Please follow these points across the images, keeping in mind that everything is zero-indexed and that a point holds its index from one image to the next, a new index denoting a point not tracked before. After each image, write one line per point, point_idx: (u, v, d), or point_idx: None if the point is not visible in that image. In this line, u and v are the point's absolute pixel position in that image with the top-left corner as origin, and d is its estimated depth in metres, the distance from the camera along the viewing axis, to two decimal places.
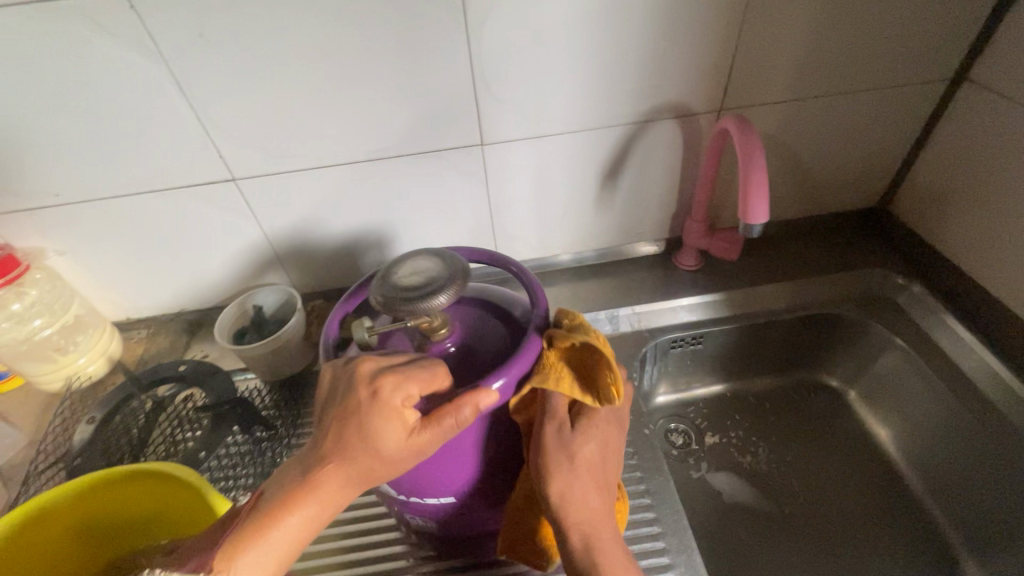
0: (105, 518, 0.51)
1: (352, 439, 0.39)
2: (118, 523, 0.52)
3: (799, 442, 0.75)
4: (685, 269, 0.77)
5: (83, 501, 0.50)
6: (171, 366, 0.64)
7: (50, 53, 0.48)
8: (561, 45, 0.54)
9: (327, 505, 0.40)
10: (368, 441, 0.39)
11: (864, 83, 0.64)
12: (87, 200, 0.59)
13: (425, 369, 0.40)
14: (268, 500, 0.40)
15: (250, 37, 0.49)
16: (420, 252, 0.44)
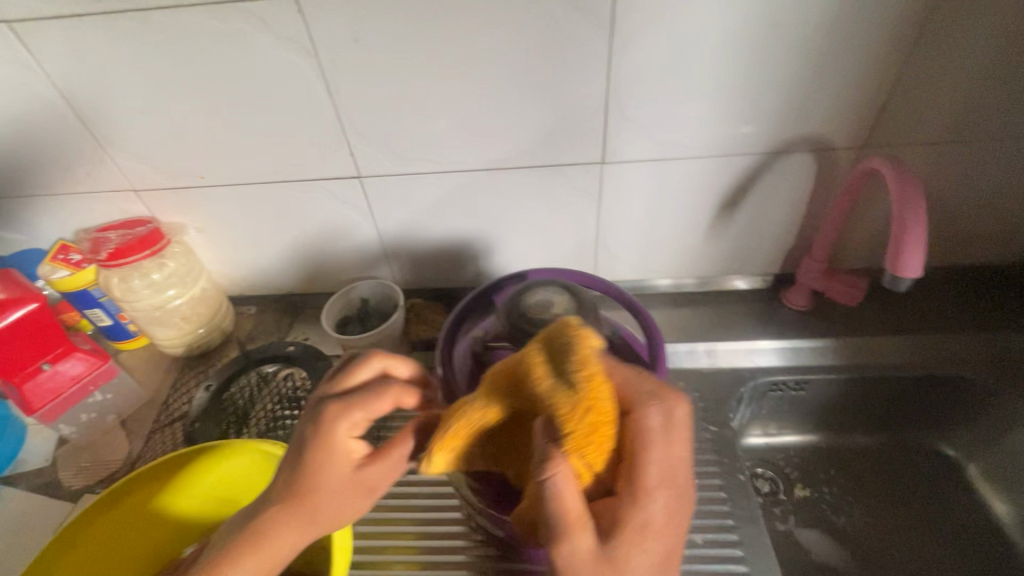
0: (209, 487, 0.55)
1: (296, 485, 0.38)
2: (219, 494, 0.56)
3: (903, 510, 0.68)
4: (793, 308, 0.72)
5: (195, 468, 0.54)
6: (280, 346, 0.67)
7: (221, 49, 0.51)
8: (703, 69, 0.53)
9: (283, 548, 0.39)
10: (319, 482, 0.38)
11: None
12: (226, 185, 0.63)
13: (373, 397, 0.39)
14: (262, 526, 0.38)
15: (401, 45, 0.51)
16: (551, 283, 0.45)
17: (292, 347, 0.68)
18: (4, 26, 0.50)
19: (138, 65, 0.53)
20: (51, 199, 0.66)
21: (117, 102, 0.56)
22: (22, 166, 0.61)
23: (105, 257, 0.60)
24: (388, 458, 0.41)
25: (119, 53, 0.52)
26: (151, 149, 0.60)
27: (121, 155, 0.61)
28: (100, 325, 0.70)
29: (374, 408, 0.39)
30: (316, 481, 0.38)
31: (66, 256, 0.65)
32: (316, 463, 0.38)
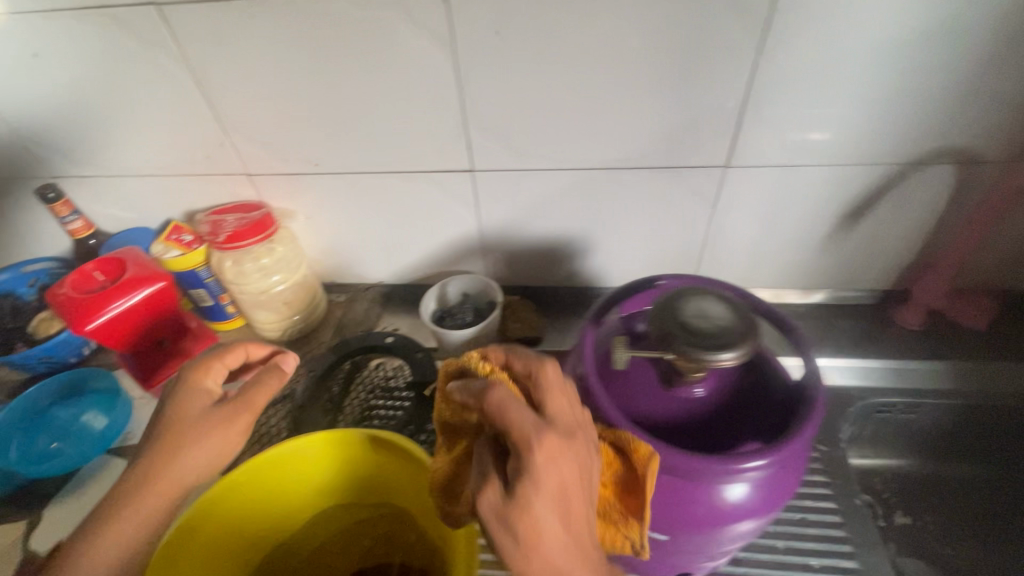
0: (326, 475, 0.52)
1: (160, 445, 0.41)
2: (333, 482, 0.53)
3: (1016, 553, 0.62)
4: (906, 327, 0.69)
5: (315, 456, 0.51)
6: (379, 337, 0.68)
7: (360, 38, 0.51)
8: (853, 74, 0.50)
9: (176, 485, 0.41)
10: (181, 440, 0.41)
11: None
12: (339, 173, 0.64)
13: (225, 348, 0.48)
14: (174, 445, 0.41)
15: (542, 40, 0.50)
16: (707, 288, 0.40)
17: (389, 339, 0.68)
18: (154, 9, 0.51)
19: (274, 51, 0.53)
20: (167, 181, 0.67)
21: (248, 88, 0.56)
22: (149, 146, 0.63)
23: (223, 240, 0.61)
24: (246, 414, 0.44)
25: (259, 40, 0.52)
26: (271, 135, 0.60)
27: (241, 140, 0.61)
28: (201, 305, 0.71)
29: (230, 358, 0.47)
30: (176, 438, 0.41)
31: (178, 237, 0.66)
32: (200, 420, 0.42)
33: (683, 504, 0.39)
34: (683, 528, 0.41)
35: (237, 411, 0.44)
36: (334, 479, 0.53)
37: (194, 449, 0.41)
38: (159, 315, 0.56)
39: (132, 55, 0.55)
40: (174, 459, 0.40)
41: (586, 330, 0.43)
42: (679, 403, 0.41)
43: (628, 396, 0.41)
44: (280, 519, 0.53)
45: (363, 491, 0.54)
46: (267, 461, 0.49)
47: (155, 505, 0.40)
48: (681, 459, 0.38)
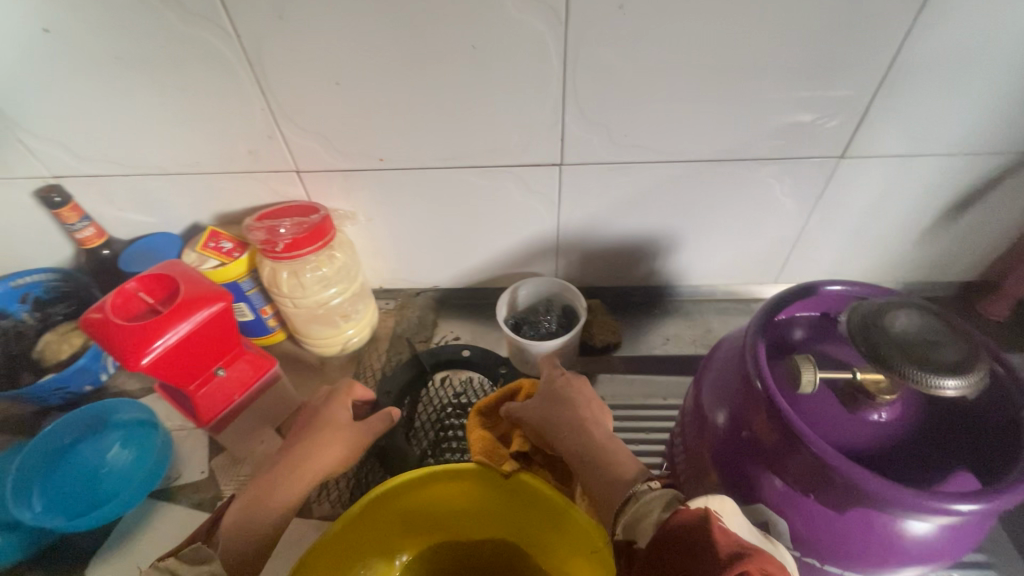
0: (459, 499, 0.49)
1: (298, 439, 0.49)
2: (465, 506, 0.50)
3: None
4: (991, 320, 0.67)
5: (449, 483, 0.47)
6: (456, 350, 0.59)
7: (455, 13, 0.44)
8: (1001, 57, 0.46)
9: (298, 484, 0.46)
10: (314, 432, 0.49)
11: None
12: (407, 169, 0.56)
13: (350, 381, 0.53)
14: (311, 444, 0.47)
15: (669, 17, 0.44)
16: (913, 303, 0.36)
17: (467, 351, 0.59)
18: None
19: (348, 26, 0.45)
20: (198, 179, 0.58)
21: (311, 70, 0.48)
22: (181, 139, 0.54)
23: (280, 249, 0.53)
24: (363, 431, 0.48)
25: (332, 12, 0.44)
26: (332, 125, 0.52)
27: (294, 132, 0.53)
28: (241, 321, 0.63)
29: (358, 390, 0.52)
30: (310, 443, 0.48)
31: (216, 245, 0.57)
32: (329, 428, 0.49)
33: (866, 534, 0.36)
34: (868, 563, 0.37)
35: (355, 431, 0.48)
36: (467, 504, 0.50)
37: (325, 451, 0.47)
38: (218, 335, 0.51)
39: (170, 30, 0.46)
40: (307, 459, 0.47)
41: (756, 342, 0.40)
42: (861, 425, 0.37)
43: (802, 414, 0.38)
44: (396, 538, 0.51)
45: (477, 525, 0.51)
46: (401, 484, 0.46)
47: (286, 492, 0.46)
48: (878, 494, 0.33)
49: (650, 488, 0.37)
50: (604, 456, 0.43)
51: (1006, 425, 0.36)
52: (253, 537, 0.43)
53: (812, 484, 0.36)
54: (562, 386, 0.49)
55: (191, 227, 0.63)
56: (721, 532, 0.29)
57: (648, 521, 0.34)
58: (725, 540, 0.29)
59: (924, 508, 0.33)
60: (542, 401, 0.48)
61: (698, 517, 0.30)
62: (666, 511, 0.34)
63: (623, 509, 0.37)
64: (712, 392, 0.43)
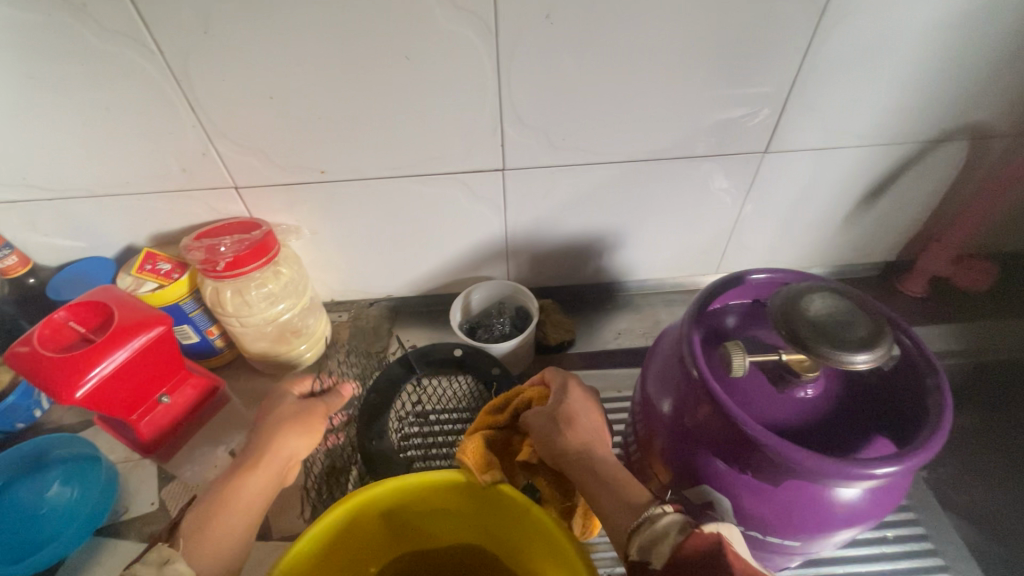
0: (419, 509, 0.49)
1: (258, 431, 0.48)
2: (425, 515, 0.50)
3: None
4: (910, 295, 0.73)
5: (408, 496, 0.47)
6: (445, 349, 0.60)
7: (384, 24, 0.44)
8: (896, 56, 0.50)
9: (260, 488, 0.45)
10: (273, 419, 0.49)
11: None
12: (349, 180, 0.55)
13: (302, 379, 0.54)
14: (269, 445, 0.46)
15: (593, 23, 0.45)
16: (824, 287, 0.39)
17: (456, 351, 0.60)
18: None
19: (277, 39, 0.44)
20: (130, 200, 0.55)
21: (242, 85, 0.47)
22: (107, 159, 0.52)
23: (221, 268, 0.52)
24: (320, 412, 0.50)
25: (260, 26, 0.43)
26: (267, 139, 0.51)
27: (229, 147, 0.52)
28: (185, 343, 0.60)
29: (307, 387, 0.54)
30: (274, 432, 0.47)
31: (153, 267, 0.56)
32: (293, 411, 0.49)
33: (800, 505, 0.39)
34: (805, 532, 0.40)
35: (312, 414, 0.50)
36: (427, 512, 0.50)
37: (294, 436, 0.47)
38: (161, 365, 0.50)
39: (88, 48, 0.44)
40: (277, 446, 0.46)
41: (691, 333, 0.42)
42: (790, 402, 0.40)
43: (735, 397, 0.41)
44: (362, 554, 0.50)
45: (442, 532, 0.52)
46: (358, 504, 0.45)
47: (260, 483, 0.45)
48: (805, 466, 0.35)
49: (665, 512, 0.36)
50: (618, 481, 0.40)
51: (913, 390, 0.39)
52: (225, 535, 0.42)
53: (748, 463, 0.38)
54: (569, 402, 0.46)
55: (126, 250, 0.60)
56: (734, 557, 0.32)
57: (664, 546, 0.34)
58: (739, 563, 0.32)
59: (848, 476, 0.35)
60: (548, 417, 0.45)
61: (713, 542, 0.33)
62: (682, 533, 0.34)
63: (636, 532, 0.36)
64: (656, 381, 0.46)
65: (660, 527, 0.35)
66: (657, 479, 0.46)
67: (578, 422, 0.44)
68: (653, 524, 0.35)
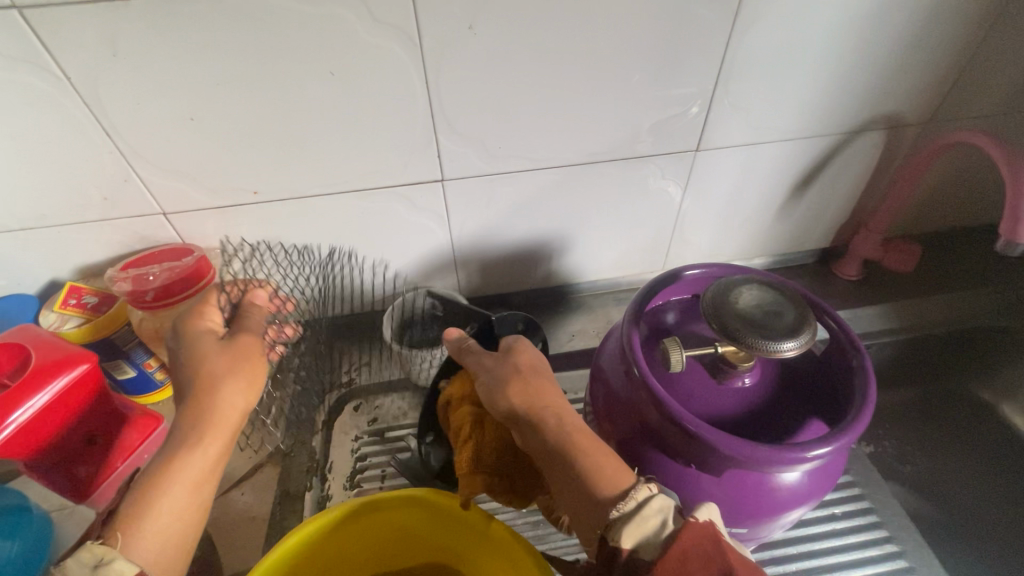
0: (383, 531, 0.49)
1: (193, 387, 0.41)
2: (390, 536, 0.49)
3: (942, 449, 0.73)
4: (845, 278, 0.76)
5: (371, 516, 0.47)
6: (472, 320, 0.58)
7: (303, 39, 0.43)
8: (808, 53, 0.53)
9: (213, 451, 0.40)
10: (212, 372, 0.41)
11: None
12: (283, 198, 0.54)
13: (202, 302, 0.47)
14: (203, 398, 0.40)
15: (515, 32, 0.46)
16: (752, 277, 0.41)
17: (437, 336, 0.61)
18: (15, 14, 0.39)
19: (192, 59, 0.43)
20: (50, 233, 0.53)
21: (162, 107, 0.45)
22: (22, 191, 0.49)
23: (151, 298, 0.51)
24: (248, 345, 0.44)
25: (171, 45, 0.42)
26: (193, 162, 0.49)
27: (151, 171, 0.50)
28: (121, 378, 0.58)
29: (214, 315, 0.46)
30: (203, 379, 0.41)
31: (78, 301, 0.53)
32: (231, 355, 0.43)
33: (749, 492, 0.39)
34: (754, 520, 0.41)
35: (240, 349, 0.43)
36: (391, 535, 0.49)
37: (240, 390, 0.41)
38: (68, 391, 0.45)
39: None
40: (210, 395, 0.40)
41: (630, 331, 0.43)
42: (729, 394, 0.41)
43: (677, 392, 0.41)
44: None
45: (407, 553, 0.52)
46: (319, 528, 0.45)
47: (210, 449, 0.39)
48: (740, 454, 0.37)
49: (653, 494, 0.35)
50: (592, 455, 0.38)
51: (841, 371, 0.41)
52: (169, 513, 0.37)
53: (692, 456, 0.39)
54: (521, 363, 0.44)
55: (51, 284, 0.57)
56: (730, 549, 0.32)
57: (650, 530, 0.34)
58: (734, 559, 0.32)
59: (787, 460, 0.36)
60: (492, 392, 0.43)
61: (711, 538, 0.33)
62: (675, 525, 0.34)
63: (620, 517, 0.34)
64: (602, 383, 0.46)
65: (645, 512, 0.34)
66: None
67: (533, 381, 0.43)
68: (642, 511, 0.34)
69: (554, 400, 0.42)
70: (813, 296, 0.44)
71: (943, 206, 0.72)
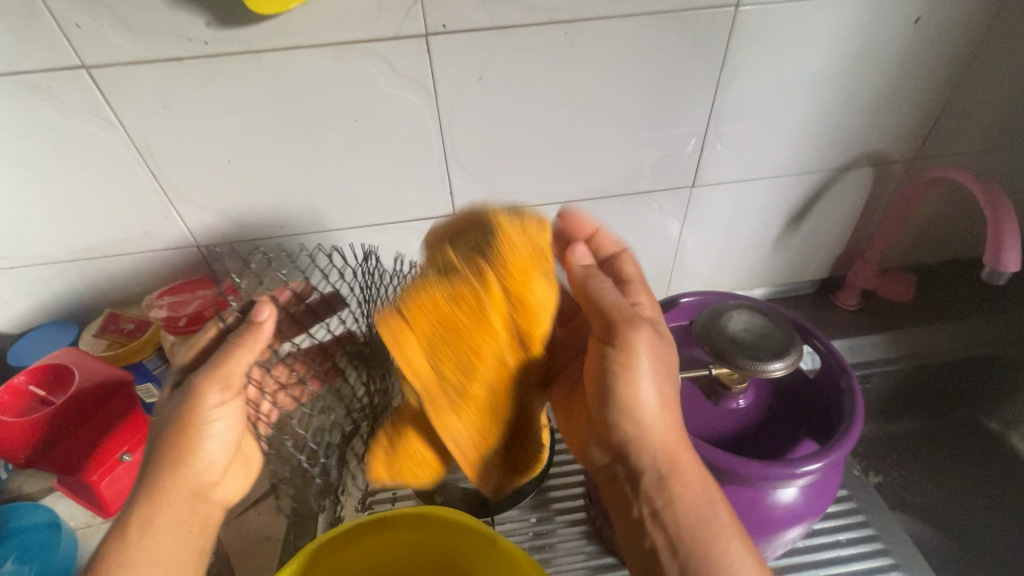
0: (397, 549, 0.50)
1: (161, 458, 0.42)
2: (402, 555, 0.51)
3: (950, 478, 0.74)
4: (844, 308, 0.78)
5: (384, 533, 0.49)
6: None
7: (330, 91, 0.48)
8: (792, 98, 0.57)
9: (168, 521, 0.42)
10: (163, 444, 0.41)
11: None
12: (308, 232, 0.58)
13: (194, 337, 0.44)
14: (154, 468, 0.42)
15: (519, 82, 0.51)
16: (742, 304, 0.43)
17: None
18: (83, 72, 0.44)
19: (232, 109, 0.48)
20: (94, 264, 0.57)
21: (203, 152, 0.51)
22: (73, 225, 0.54)
23: (182, 324, 0.54)
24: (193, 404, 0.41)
25: (214, 96, 0.47)
26: (228, 200, 0.54)
27: (189, 207, 0.54)
28: (149, 402, 0.60)
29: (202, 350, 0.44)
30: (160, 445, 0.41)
31: (116, 327, 0.58)
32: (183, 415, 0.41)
33: (744, 508, 0.41)
34: (754, 537, 0.42)
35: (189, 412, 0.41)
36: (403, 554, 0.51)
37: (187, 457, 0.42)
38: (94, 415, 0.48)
39: (53, 124, 0.47)
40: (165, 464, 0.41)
41: None
42: (725, 415, 0.44)
43: (674, 412, 0.44)
44: None
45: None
46: (334, 541, 0.47)
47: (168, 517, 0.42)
48: (735, 468, 0.39)
49: None
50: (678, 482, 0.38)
51: (829, 391, 0.43)
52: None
53: None
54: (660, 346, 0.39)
55: (90, 312, 0.61)
56: None
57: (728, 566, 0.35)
58: None
59: (780, 473, 0.38)
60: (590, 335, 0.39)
61: None
62: None
63: None
64: None
65: None
66: None
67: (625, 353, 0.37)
68: None
69: (648, 395, 0.38)
70: (802, 321, 0.47)
71: (937, 238, 0.74)
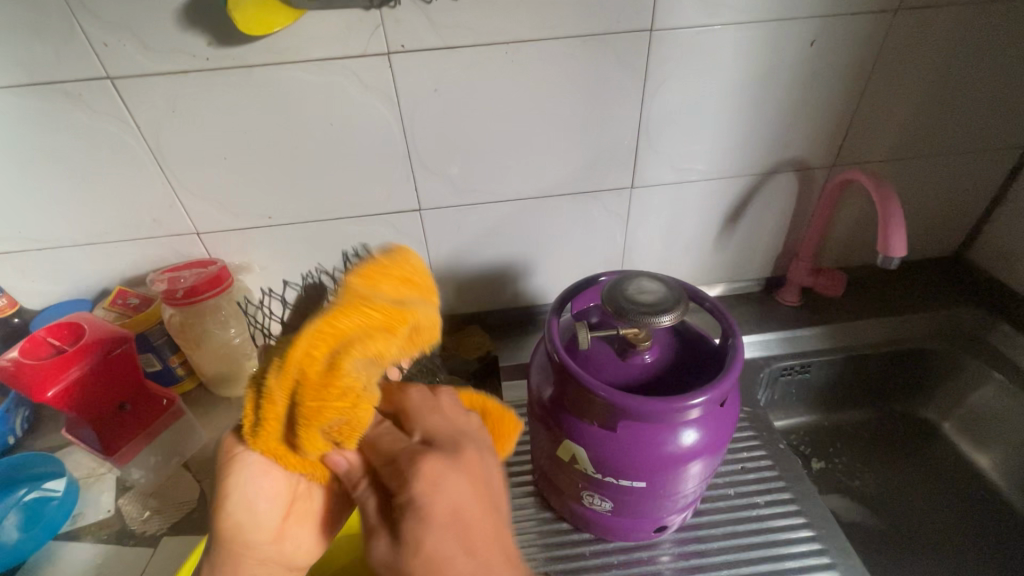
0: None
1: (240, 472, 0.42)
2: None
3: (888, 464, 0.78)
4: (786, 304, 0.83)
5: None
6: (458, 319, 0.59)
7: (310, 99, 0.58)
8: (713, 108, 0.65)
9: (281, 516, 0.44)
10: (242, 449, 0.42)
11: (965, 146, 0.72)
12: (293, 222, 0.67)
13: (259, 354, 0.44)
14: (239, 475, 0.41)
15: (470, 93, 0.60)
16: (644, 274, 0.51)
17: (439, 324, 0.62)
18: (108, 82, 0.55)
19: (229, 113, 0.58)
20: (108, 246, 0.66)
21: (203, 151, 0.60)
22: (93, 212, 0.63)
23: (180, 296, 0.62)
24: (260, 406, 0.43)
25: (215, 103, 0.57)
26: (223, 192, 0.64)
27: (190, 198, 0.64)
28: (149, 370, 0.68)
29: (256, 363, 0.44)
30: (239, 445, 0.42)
31: (123, 301, 0.66)
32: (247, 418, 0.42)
33: (646, 444, 0.47)
34: (656, 473, 0.48)
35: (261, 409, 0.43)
36: None
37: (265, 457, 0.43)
38: (110, 370, 0.57)
39: (82, 125, 0.57)
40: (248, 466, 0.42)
41: (551, 318, 0.52)
42: (633, 369, 0.50)
43: (589, 367, 0.51)
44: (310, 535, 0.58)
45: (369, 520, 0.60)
46: None
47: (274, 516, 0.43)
48: (634, 405, 0.45)
49: None
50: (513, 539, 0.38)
51: (717, 346, 0.52)
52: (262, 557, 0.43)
53: (596, 413, 0.48)
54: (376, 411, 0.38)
55: (102, 291, 0.70)
56: None
57: None
58: None
59: (672, 408, 0.45)
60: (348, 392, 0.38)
61: None
62: None
63: None
64: (535, 370, 0.55)
65: None
66: (544, 452, 0.55)
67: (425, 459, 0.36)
68: None
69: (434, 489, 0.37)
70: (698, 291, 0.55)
71: (866, 240, 0.81)
